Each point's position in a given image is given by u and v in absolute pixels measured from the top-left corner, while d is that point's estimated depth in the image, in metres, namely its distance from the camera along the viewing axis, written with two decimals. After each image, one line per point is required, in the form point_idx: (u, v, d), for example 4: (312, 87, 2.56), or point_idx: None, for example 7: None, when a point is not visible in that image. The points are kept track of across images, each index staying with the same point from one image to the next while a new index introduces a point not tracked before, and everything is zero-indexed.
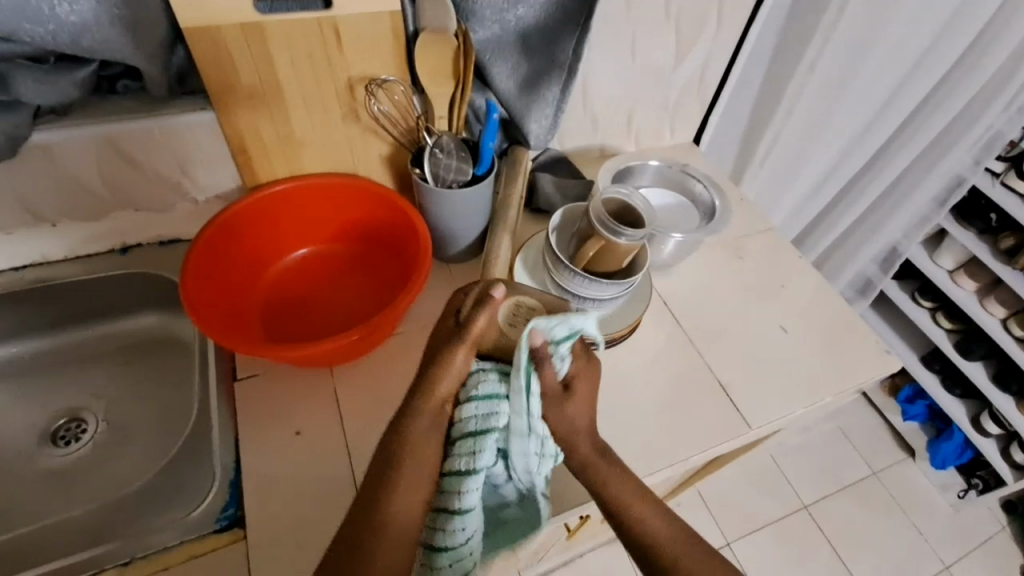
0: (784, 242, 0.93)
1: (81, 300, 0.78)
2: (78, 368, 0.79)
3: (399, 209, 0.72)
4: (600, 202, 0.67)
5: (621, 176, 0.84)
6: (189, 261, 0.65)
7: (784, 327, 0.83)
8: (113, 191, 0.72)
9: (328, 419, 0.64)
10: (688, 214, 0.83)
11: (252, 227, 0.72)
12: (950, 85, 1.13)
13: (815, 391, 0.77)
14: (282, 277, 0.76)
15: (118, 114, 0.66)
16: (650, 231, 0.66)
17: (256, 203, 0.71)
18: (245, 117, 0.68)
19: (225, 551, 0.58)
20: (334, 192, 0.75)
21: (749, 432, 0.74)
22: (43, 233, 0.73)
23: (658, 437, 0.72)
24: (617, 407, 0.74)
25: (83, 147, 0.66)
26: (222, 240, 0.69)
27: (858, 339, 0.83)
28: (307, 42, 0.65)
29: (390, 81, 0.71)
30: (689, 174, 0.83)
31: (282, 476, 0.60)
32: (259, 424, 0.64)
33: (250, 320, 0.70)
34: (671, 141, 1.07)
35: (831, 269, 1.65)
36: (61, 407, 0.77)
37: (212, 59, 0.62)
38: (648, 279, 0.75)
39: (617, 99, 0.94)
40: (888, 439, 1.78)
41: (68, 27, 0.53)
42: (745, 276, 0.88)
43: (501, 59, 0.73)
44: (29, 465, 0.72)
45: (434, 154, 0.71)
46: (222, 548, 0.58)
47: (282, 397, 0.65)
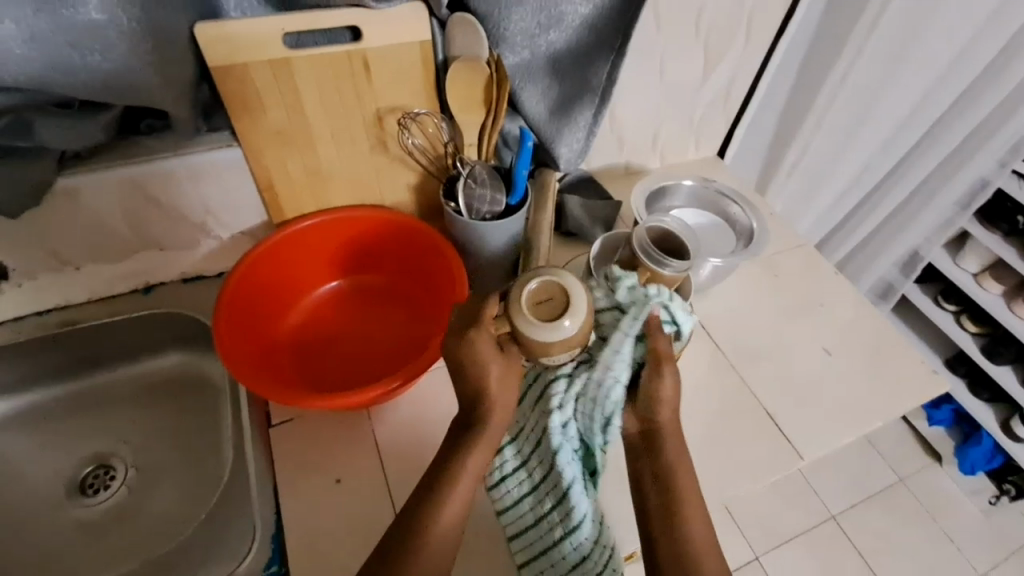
0: (820, 259, 0.91)
1: (104, 342, 0.76)
2: (104, 412, 0.77)
3: (431, 244, 0.70)
4: (643, 231, 0.65)
5: (654, 197, 0.82)
6: (220, 306, 0.63)
7: (827, 349, 0.80)
8: (137, 231, 0.69)
9: (368, 466, 0.62)
10: (725, 235, 0.81)
11: (281, 266, 0.70)
12: (979, 89, 1.11)
13: (864, 416, 0.75)
14: (311, 315, 0.74)
15: (142, 154, 0.64)
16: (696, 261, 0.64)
17: (285, 242, 0.69)
18: (272, 153, 0.67)
19: None
20: (363, 226, 0.73)
21: (800, 463, 0.71)
22: (66, 276, 0.71)
23: (705, 470, 0.70)
24: None
25: (108, 189, 0.64)
26: (251, 281, 0.67)
27: (903, 359, 0.81)
28: (336, 76, 0.63)
29: (421, 113, 0.69)
30: (724, 193, 0.81)
31: (324, 529, 0.58)
32: (298, 473, 0.62)
33: (282, 364, 0.68)
34: (696, 155, 1.05)
35: (851, 274, 1.63)
36: (88, 453, 0.74)
37: (240, 96, 0.60)
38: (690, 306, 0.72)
39: (644, 117, 0.92)
40: (914, 445, 1.75)
41: (97, 74, 0.52)
42: (783, 295, 0.86)
43: (532, 84, 0.70)
44: (57, 516, 0.69)
45: (466, 185, 0.69)
46: None
47: (320, 444, 0.63)
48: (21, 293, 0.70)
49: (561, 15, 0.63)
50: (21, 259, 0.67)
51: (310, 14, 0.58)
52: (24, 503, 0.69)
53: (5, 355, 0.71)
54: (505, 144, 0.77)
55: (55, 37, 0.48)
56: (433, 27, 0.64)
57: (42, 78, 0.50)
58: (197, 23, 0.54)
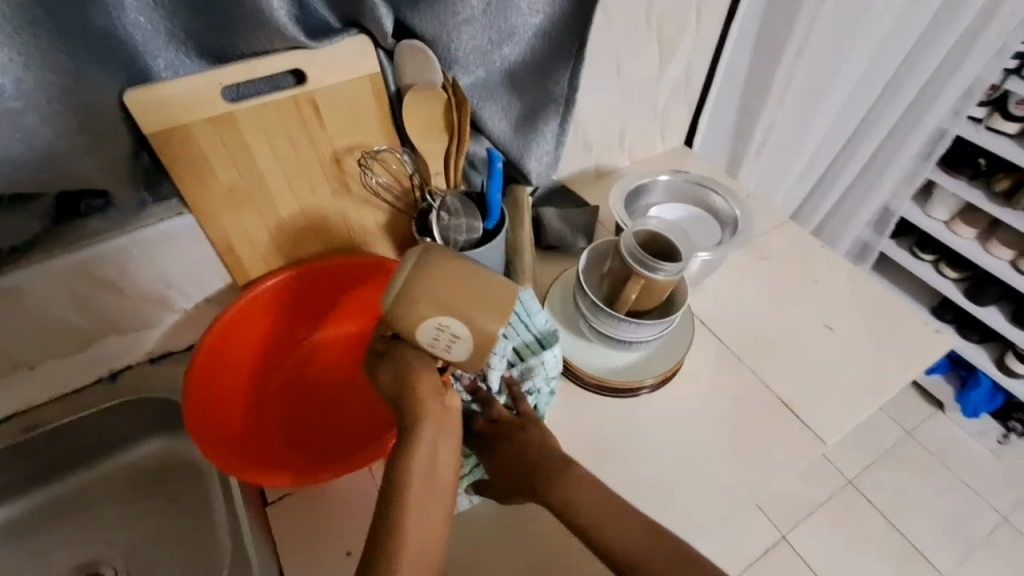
0: (803, 235, 0.90)
1: (75, 440, 0.70)
2: (84, 514, 0.71)
3: None
4: (629, 236, 0.61)
5: (632, 197, 0.79)
6: (189, 392, 0.58)
7: (828, 325, 0.79)
8: (92, 319, 0.64)
9: None
10: (709, 225, 0.79)
11: (246, 334, 0.65)
12: (926, 43, 1.13)
13: (877, 388, 0.73)
14: (289, 377, 0.70)
15: (85, 238, 0.59)
16: (689, 261, 0.61)
17: (245, 309, 0.64)
18: (231, 214, 0.62)
19: None
20: (327, 276, 0.68)
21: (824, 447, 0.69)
22: (20, 379, 0.65)
23: (730, 473, 0.67)
24: (682, 446, 0.68)
25: (54, 281, 0.59)
26: (217, 356, 0.62)
27: (901, 326, 0.79)
28: (286, 124, 0.60)
29: (382, 150, 0.66)
30: (704, 183, 0.78)
31: None
32: (305, 553, 0.57)
33: (268, 438, 0.64)
34: (663, 147, 1.04)
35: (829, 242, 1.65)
36: (71, 564, 0.68)
37: (186, 159, 0.57)
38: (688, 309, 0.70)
39: (608, 119, 0.90)
40: (915, 397, 1.77)
41: (28, 161, 0.48)
42: (775, 278, 0.84)
43: (491, 102, 0.68)
44: None
45: (439, 217, 0.65)
46: None
47: (325, 515, 0.59)
48: None
49: (511, 28, 0.61)
50: None
51: (249, 63, 0.54)
52: None
53: None
54: (472, 166, 0.74)
55: None
56: (381, 58, 0.61)
57: None
58: (126, 90, 0.50)
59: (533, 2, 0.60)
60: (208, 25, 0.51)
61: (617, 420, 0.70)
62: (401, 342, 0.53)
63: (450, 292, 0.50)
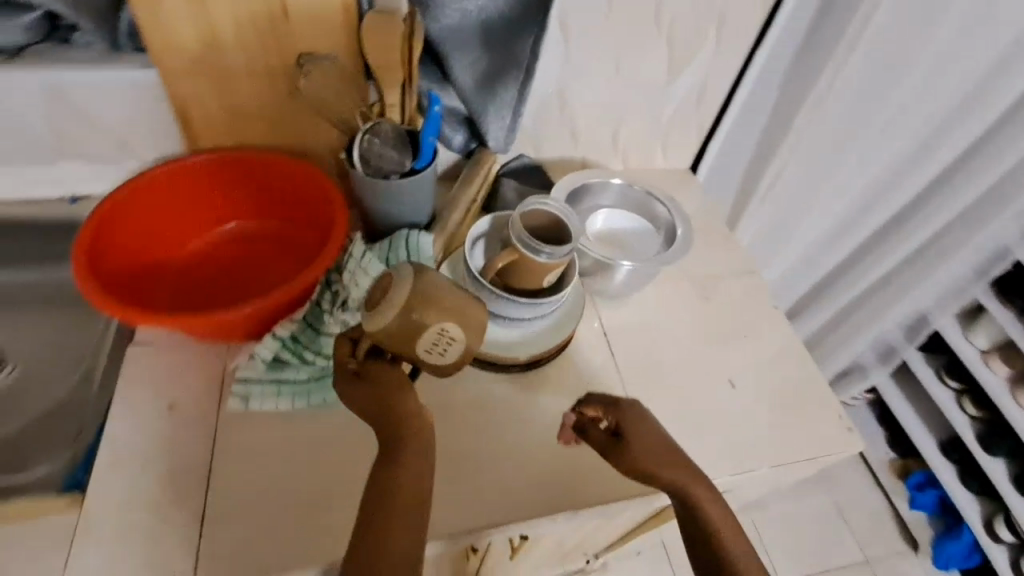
0: (761, 290, 0.84)
1: (27, 241, 0.80)
2: (19, 306, 0.82)
3: (320, 189, 0.70)
4: (524, 214, 0.61)
5: (576, 195, 0.79)
6: (91, 224, 0.63)
7: (733, 381, 0.74)
8: (60, 139, 0.73)
9: (205, 398, 0.64)
10: (650, 238, 0.78)
11: (168, 198, 0.71)
12: (997, 143, 1.01)
13: (751, 458, 0.69)
14: (201, 251, 0.75)
15: (64, 62, 0.67)
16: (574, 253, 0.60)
17: (172, 174, 0.69)
18: (188, 82, 0.67)
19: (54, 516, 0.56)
20: (258, 170, 0.73)
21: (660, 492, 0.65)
22: None
23: (554, 480, 0.64)
24: (522, 440, 0.66)
25: (28, 91, 0.67)
26: (133, 206, 0.68)
27: (813, 410, 0.74)
28: (252, 12, 0.63)
29: (333, 59, 0.68)
30: (651, 193, 0.78)
31: (143, 447, 0.60)
32: (139, 393, 0.63)
33: (157, 294, 0.70)
34: (664, 164, 1.00)
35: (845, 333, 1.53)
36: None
37: (152, 17, 0.61)
38: (576, 298, 0.70)
39: (602, 113, 0.88)
40: (889, 526, 1.61)
41: None
42: (707, 320, 0.80)
43: (461, 52, 0.68)
44: None
45: (366, 140, 0.67)
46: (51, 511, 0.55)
47: (169, 368, 0.65)
48: None
49: None
50: None
51: None
52: None
53: None
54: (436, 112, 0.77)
55: None
56: None
57: None
58: None
59: None
60: None
61: (473, 392, 0.69)
62: (376, 358, 0.54)
63: (443, 305, 0.52)
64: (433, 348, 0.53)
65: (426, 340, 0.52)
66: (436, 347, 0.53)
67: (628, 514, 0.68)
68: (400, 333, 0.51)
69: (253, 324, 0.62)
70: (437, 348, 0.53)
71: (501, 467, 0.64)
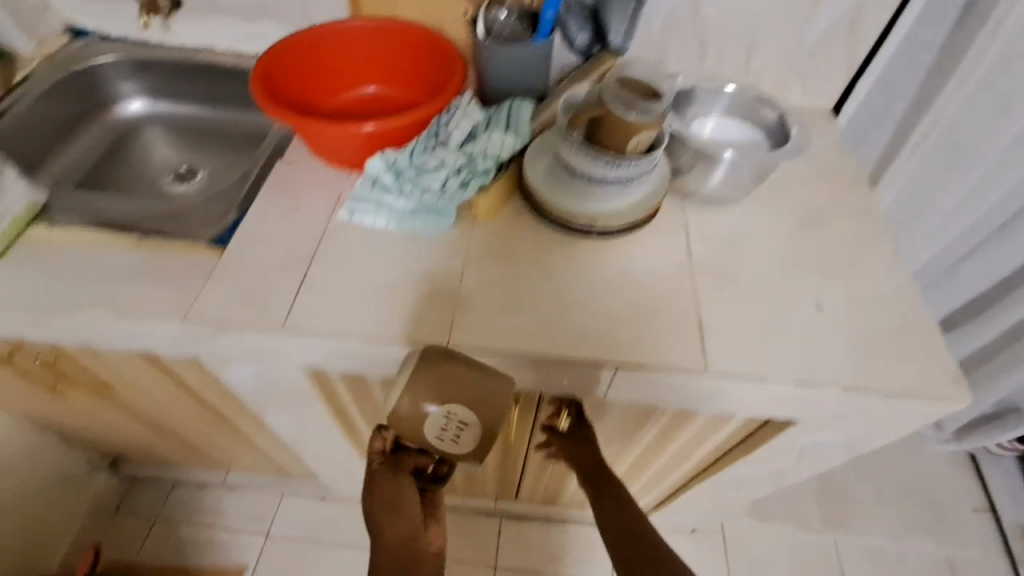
0: (881, 233, 0.76)
1: (230, 87, 1.01)
2: (213, 138, 1.03)
3: (447, 56, 0.80)
4: (623, 79, 0.63)
5: (683, 100, 0.78)
6: (271, 53, 0.79)
7: (821, 305, 0.67)
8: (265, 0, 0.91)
9: (322, 207, 0.76)
10: (760, 144, 0.76)
11: (329, 51, 0.85)
12: None
13: (819, 374, 0.62)
14: (345, 104, 0.88)
15: None
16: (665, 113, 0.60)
17: (336, 29, 0.83)
18: None
19: (190, 254, 0.71)
20: (401, 36, 0.84)
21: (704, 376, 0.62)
22: (218, 25, 0.96)
23: (595, 338, 0.65)
24: (573, 300, 0.68)
25: None
26: (302, 50, 0.82)
27: (914, 353, 0.64)
28: None
29: None
30: (764, 100, 0.76)
31: (268, 229, 0.74)
32: (276, 192, 0.78)
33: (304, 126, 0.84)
34: (802, 98, 0.92)
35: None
36: (193, 160, 1.03)
37: None
38: (660, 183, 0.71)
39: (737, 28, 0.85)
40: None
41: None
42: (807, 248, 0.74)
43: None
44: (158, 186, 0.99)
45: (492, 14, 0.76)
46: (189, 250, 0.71)
47: (302, 180, 0.79)
48: (189, 29, 0.97)
49: None
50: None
51: None
52: (148, 171, 1.01)
53: (172, 72, 1.00)
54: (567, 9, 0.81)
55: None
56: None
57: None
58: None
59: None
60: None
61: (538, 250, 0.72)
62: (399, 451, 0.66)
63: (452, 395, 0.56)
64: (445, 432, 0.56)
65: (432, 427, 0.56)
66: (456, 427, 0.56)
67: (674, 401, 0.65)
68: (404, 429, 0.57)
69: (366, 145, 0.73)
70: (441, 438, 0.57)
71: (547, 315, 0.66)
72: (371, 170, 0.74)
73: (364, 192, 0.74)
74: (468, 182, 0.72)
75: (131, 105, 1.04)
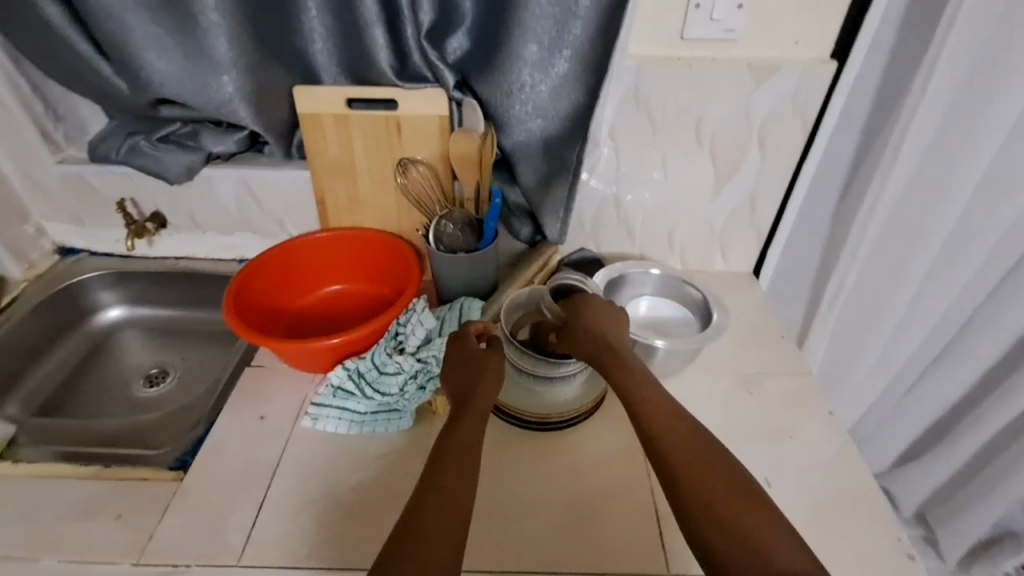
0: (813, 394, 0.78)
1: (204, 288, 1.06)
2: (183, 338, 1.07)
3: (396, 251, 0.89)
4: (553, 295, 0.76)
5: (620, 285, 0.84)
6: (243, 276, 0.84)
7: (767, 480, 0.68)
8: (238, 213, 0.99)
9: (285, 411, 0.77)
10: (688, 322, 0.81)
11: (289, 277, 0.91)
12: None
13: None
14: (316, 304, 0.93)
15: (251, 164, 0.94)
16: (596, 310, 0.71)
17: (303, 246, 0.90)
18: (326, 177, 0.89)
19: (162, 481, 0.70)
20: (367, 240, 0.91)
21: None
22: (196, 235, 1.03)
23: (557, 544, 0.62)
24: (529, 502, 0.66)
25: (228, 183, 0.95)
26: (273, 270, 0.88)
27: (871, 518, 0.65)
28: (376, 132, 0.85)
29: (416, 159, 0.86)
30: (684, 280, 0.82)
31: (232, 449, 0.73)
32: (240, 402, 0.79)
33: (278, 322, 0.89)
34: (725, 267, 0.98)
35: (1008, 459, 1.11)
36: (159, 358, 1.05)
37: (314, 138, 0.85)
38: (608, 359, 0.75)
39: (659, 217, 0.92)
40: None
41: (215, 106, 0.80)
42: (741, 418, 0.75)
43: (526, 160, 0.81)
44: (123, 391, 1.00)
45: (440, 224, 0.84)
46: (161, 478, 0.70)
47: (264, 386, 0.81)
48: (169, 237, 1.04)
49: (551, 63, 0.72)
50: (176, 216, 1.00)
51: (367, 87, 0.81)
52: (117, 373, 1.03)
53: (149, 282, 1.06)
54: (515, 219, 0.90)
55: (206, 95, 0.79)
56: (451, 106, 0.82)
57: (186, 98, 0.79)
58: (295, 85, 0.81)
59: (550, 82, 0.74)
60: (352, 56, 0.79)
61: (498, 448, 0.71)
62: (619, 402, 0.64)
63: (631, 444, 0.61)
64: None
65: None
66: None
67: None
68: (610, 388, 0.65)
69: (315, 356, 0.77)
70: None
71: (507, 518, 0.64)
72: (333, 385, 0.76)
73: (330, 398, 0.76)
74: (425, 382, 0.74)
75: (109, 312, 1.07)
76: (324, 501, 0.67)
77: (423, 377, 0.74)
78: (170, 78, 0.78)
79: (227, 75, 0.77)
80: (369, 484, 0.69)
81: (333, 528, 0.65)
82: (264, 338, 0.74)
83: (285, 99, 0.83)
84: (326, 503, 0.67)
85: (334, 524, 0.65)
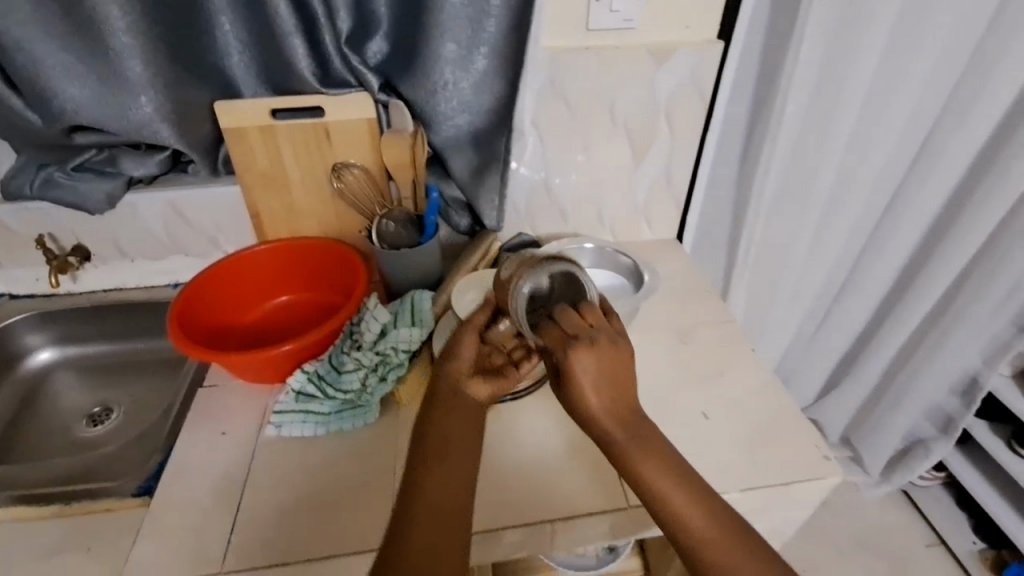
0: (738, 337, 0.88)
1: (141, 318, 1.03)
2: (124, 373, 1.03)
3: (338, 255, 0.90)
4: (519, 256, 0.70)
5: None
6: (185, 296, 0.83)
7: (705, 414, 0.77)
8: (169, 236, 0.97)
9: (246, 423, 0.78)
10: (623, 286, 0.88)
11: (233, 292, 0.90)
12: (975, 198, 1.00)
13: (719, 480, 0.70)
14: (264, 317, 0.93)
15: (178, 184, 0.93)
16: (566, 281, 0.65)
17: (245, 260, 0.90)
18: (259, 190, 0.90)
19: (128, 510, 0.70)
20: (309, 248, 0.91)
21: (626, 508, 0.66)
22: (125, 264, 1.00)
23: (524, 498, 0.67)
24: (495, 466, 0.71)
25: (154, 207, 0.93)
26: (216, 287, 0.88)
27: (795, 433, 0.75)
28: (306, 140, 0.86)
29: (348, 164, 0.89)
30: (615, 249, 0.89)
31: (198, 467, 0.73)
32: (198, 421, 0.78)
33: (227, 339, 0.89)
34: (652, 235, 1.06)
35: (908, 373, 1.27)
36: (102, 396, 1.01)
37: (242, 152, 0.85)
38: None
39: (586, 195, 0.98)
40: None
41: (133, 129, 0.79)
42: (678, 365, 0.83)
43: (457, 152, 0.85)
44: (66, 435, 0.96)
45: (381, 223, 0.86)
46: (126, 506, 0.69)
47: (220, 403, 0.80)
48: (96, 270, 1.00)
49: (469, 60, 0.77)
50: (101, 247, 0.97)
51: (291, 97, 0.82)
52: (56, 419, 0.98)
53: (78, 319, 1.01)
54: (452, 212, 0.94)
55: (122, 117, 0.77)
56: (377, 109, 0.84)
57: (101, 123, 0.77)
58: (216, 101, 0.81)
59: (470, 77, 0.78)
60: (271, 67, 0.80)
61: None
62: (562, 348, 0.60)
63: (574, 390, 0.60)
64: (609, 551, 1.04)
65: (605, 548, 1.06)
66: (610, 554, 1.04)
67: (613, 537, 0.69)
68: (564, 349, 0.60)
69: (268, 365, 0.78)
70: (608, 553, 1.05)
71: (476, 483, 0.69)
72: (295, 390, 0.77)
73: (293, 402, 0.77)
74: (385, 375, 0.77)
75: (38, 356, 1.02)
76: (298, 499, 0.69)
77: (383, 370, 0.77)
78: (82, 105, 0.76)
79: (143, 96, 0.76)
80: (340, 477, 0.71)
81: (312, 522, 0.67)
82: (214, 354, 0.74)
83: (206, 116, 0.82)
84: (300, 500, 0.69)
85: (311, 519, 0.67)
